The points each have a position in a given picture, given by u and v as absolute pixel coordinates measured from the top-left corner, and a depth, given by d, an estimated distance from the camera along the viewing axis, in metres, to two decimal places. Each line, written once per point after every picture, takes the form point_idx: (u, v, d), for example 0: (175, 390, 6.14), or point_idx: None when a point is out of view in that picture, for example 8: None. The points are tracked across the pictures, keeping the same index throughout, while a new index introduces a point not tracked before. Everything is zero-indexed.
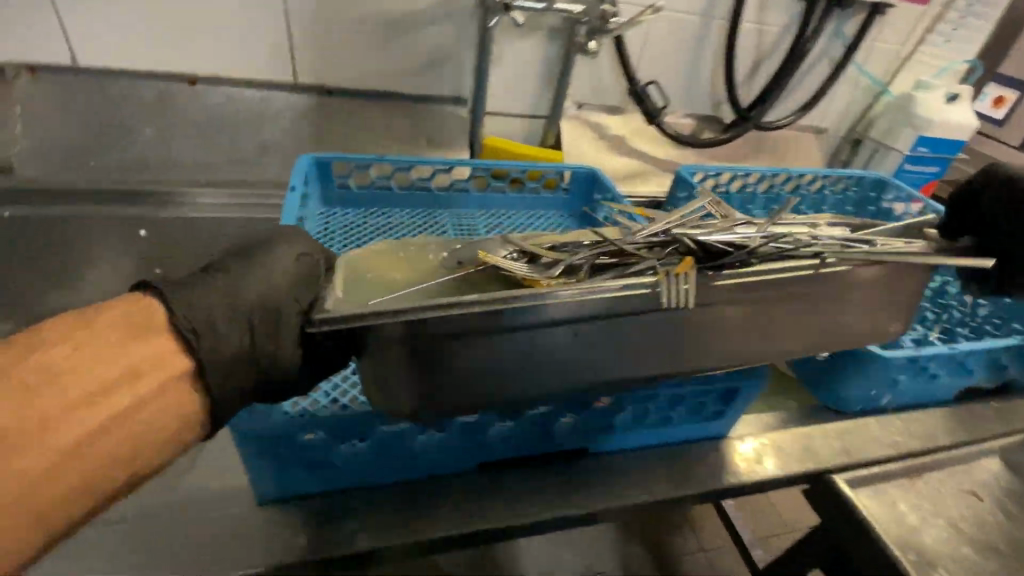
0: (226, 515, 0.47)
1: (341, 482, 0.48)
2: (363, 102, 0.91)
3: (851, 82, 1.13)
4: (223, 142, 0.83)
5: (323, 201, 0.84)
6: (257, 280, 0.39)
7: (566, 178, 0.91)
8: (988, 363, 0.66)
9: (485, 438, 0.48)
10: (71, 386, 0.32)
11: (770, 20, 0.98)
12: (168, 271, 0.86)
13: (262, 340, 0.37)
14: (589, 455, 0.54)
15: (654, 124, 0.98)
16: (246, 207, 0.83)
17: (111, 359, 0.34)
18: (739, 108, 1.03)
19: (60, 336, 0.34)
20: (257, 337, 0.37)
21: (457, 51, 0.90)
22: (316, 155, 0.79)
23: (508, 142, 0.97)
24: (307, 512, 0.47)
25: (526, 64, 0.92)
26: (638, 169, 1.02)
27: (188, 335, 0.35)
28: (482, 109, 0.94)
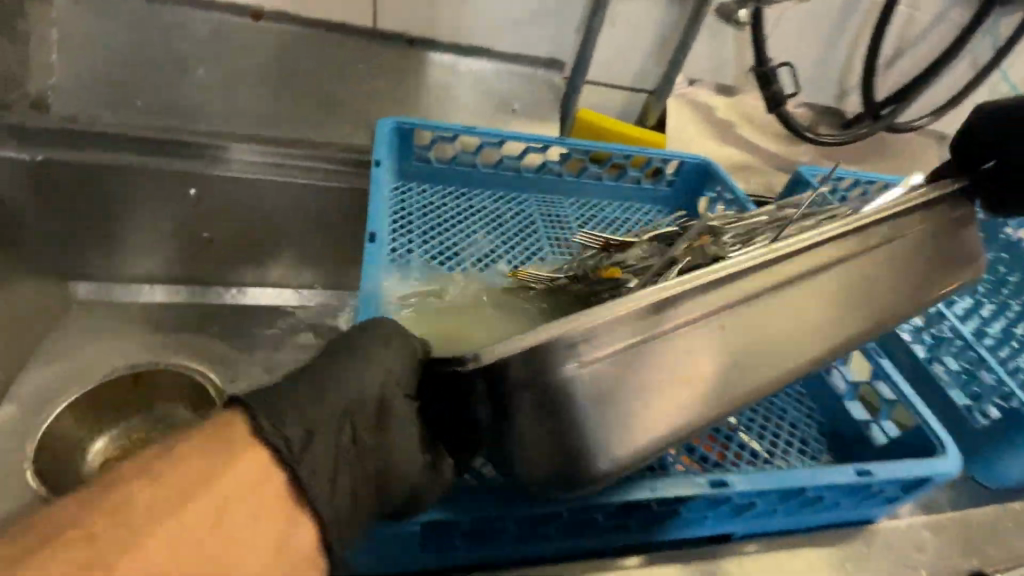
0: None
1: (450, 552, 0.40)
2: (452, 57, 0.80)
3: (994, 86, 0.98)
4: (292, 94, 0.72)
5: (398, 173, 0.73)
6: (344, 378, 0.34)
7: (670, 167, 0.80)
8: None
9: (631, 525, 0.40)
10: (169, 524, 0.28)
11: (923, 5, 0.84)
12: (215, 235, 0.76)
13: (365, 436, 0.33)
14: (735, 537, 0.44)
15: (772, 113, 0.84)
16: (309, 171, 0.72)
17: (203, 487, 0.29)
18: (871, 103, 0.88)
19: (135, 473, 0.29)
20: (359, 430, 0.33)
21: (563, 6, 0.76)
22: (396, 120, 0.69)
23: (605, 118, 0.84)
24: None
25: (638, 28, 0.79)
26: (743, 164, 0.88)
27: (283, 449, 0.30)
28: (583, 77, 0.80)
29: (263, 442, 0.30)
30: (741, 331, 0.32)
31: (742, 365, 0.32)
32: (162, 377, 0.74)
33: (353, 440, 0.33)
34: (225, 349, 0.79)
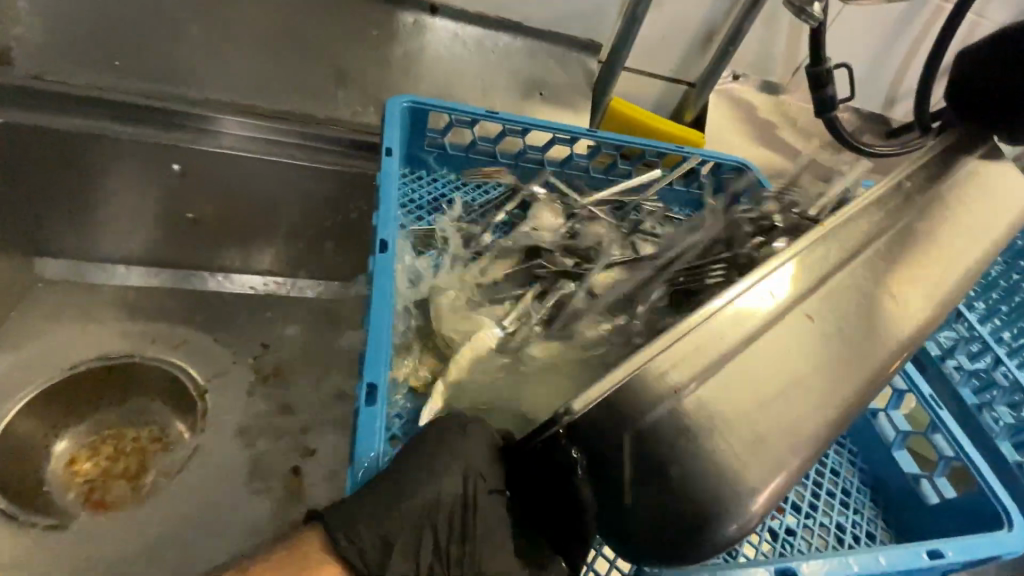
0: None
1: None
2: (474, 31, 0.71)
3: None
4: (293, 62, 0.64)
5: (407, 161, 0.62)
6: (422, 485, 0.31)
7: (705, 168, 0.70)
8: None
9: None
10: None
11: (994, 11, 0.76)
12: (202, 215, 0.68)
13: (451, 545, 0.31)
14: None
15: (822, 118, 0.77)
16: (309, 151, 0.64)
17: None
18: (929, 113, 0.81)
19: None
20: (442, 544, 0.31)
21: None
22: (411, 97, 0.57)
23: (638, 110, 0.76)
24: None
25: (687, 13, 0.71)
26: (783, 170, 0.81)
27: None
28: (622, 63, 0.72)
29: (337, 561, 0.30)
30: (786, 361, 0.31)
31: (818, 364, 0.32)
32: (149, 374, 0.68)
33: (438, 554, 0.31)
34: (208, 341, 0.72)
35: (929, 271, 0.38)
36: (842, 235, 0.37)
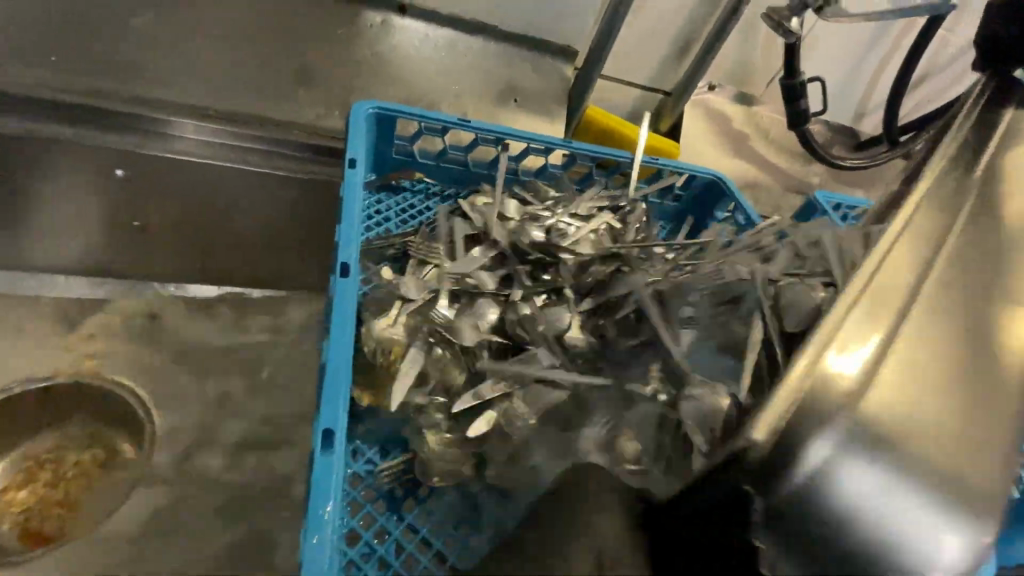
0: None
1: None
2: (445, 34, 0.68)
3: None
4: (250, 62, 0.61)
5: (372, 171, 0.58)
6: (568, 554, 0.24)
7: (681, 180, 0.70)
8: None
9: None
10: None
11: (963, 28, 0.77)
12: (150, 223, 0.64)
13: None
14: None
15: (797, 131, 0.77)
16: (268, 157, 0.60)
17: None
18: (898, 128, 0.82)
19: None
20: None
21: None
22: (378, 103, 0.54)
23: (613, 119, 0.74)
24: None
25: (663, 22, 0.69)
26: (757, 181, 0.81)
27: None
28: (599, 70, 0.70)
29: None
30: (939, 382, 0.24)
31: (983, 372, 0.25)
32: (92, 394, 0.64)
33: None
34: (157, 357, 0.67)
35: None
36: (912, 247, 0.27)
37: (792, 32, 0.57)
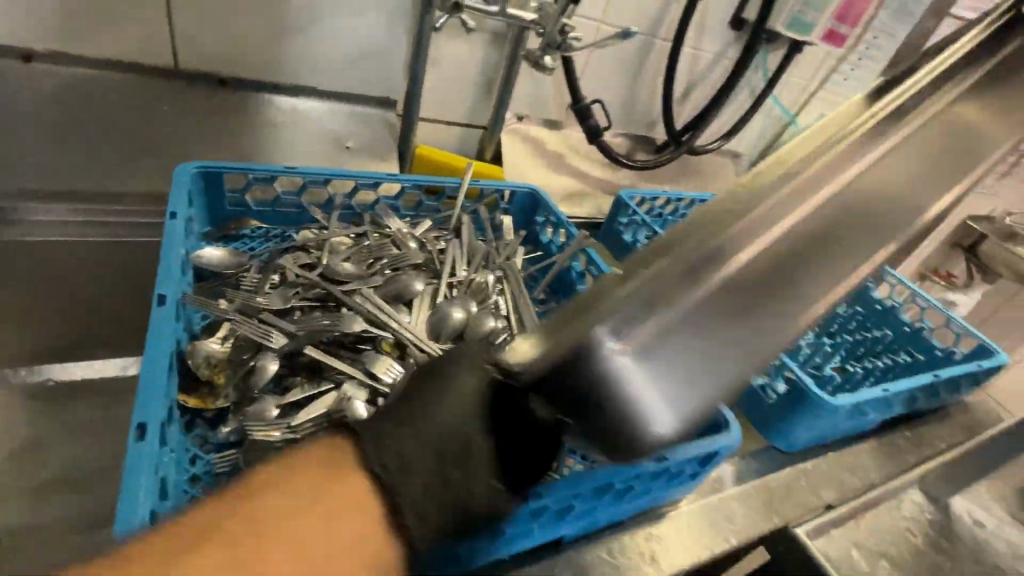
0: None
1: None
2: (271, 97, 0.77)
3: (765, 113, 1.19)
4: (80, 143, 0.65)
5: (210, 225, 0.64)
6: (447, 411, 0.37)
7: (505, 197, 0.82)
8: (909, 400, 0.70)
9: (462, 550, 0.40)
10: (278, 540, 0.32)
11: (703, 48, 0.99)
12: None
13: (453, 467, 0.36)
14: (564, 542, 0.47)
15: (596, 144, 0.94)
16: (107, 226, 0.64)
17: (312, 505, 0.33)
18: (674, 132, 1.02)
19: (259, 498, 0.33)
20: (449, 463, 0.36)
21: (384, 46, 0.78)
22: (203, 162, 0.61)
23: (439, 153, 0.86)
24: None
25: (463, 69, 0.83)
26: (575, 188, 0.97)
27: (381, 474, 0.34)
28: (417, 113, 0.82)
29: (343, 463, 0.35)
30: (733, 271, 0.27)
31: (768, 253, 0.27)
32: None
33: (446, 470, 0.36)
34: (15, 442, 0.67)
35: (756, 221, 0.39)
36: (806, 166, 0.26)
37: (547, 66, 0.73)
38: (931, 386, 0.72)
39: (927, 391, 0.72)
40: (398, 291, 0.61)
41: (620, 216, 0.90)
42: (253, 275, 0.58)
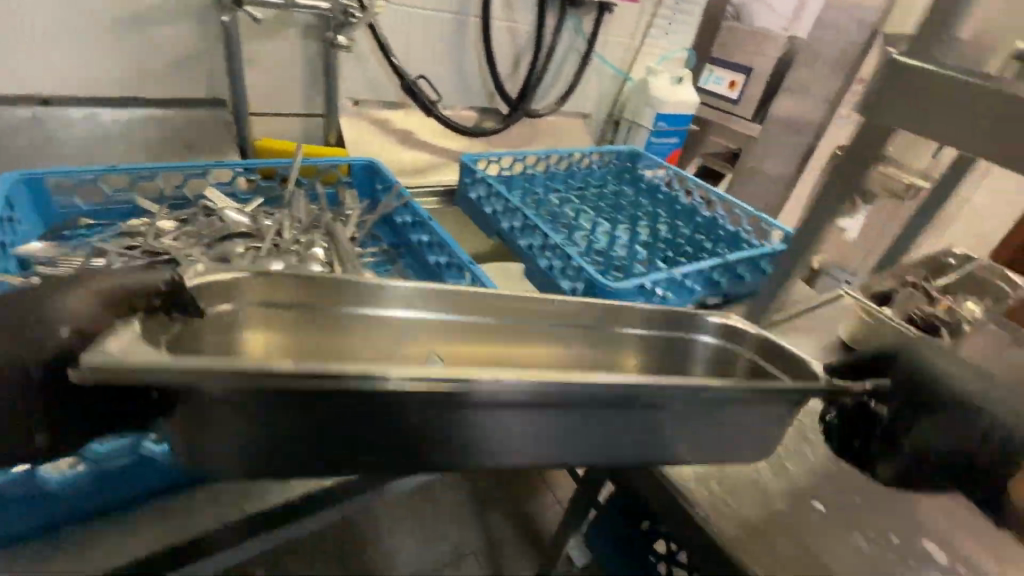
0: None
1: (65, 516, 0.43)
2: (97, 110, 0.82)
3: (599, 72, 1.33)
4: None
5: (42, 228, 0.70)
6: None
7: (343, 171, 0.90)
8: (702, 282, 0.83)
9: None
10: None
11: (517, 19, 1.10)
12: None
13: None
14: None
15: (433, 117, 1.04)
16: None
17: None
18: (507, 98, 1.14)
19: None
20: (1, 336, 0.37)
21: (201, 51, 0.86)
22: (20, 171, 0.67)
23: (277, 142, 0.93)
24: None
25: (285, 64, 0.92)
26: (424, 160, 1.07)
27: None
28: (245, 109, 0.89)
29: None
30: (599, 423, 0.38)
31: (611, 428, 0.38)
32: None
33: None
34: None
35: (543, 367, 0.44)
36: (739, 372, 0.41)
37: (341, 43, 0.82)
38: (725, 268, 0.85)
39: (722, 273, 0.85)
40: (223, 253, 0.68)
41: (467, 180, 1.02)
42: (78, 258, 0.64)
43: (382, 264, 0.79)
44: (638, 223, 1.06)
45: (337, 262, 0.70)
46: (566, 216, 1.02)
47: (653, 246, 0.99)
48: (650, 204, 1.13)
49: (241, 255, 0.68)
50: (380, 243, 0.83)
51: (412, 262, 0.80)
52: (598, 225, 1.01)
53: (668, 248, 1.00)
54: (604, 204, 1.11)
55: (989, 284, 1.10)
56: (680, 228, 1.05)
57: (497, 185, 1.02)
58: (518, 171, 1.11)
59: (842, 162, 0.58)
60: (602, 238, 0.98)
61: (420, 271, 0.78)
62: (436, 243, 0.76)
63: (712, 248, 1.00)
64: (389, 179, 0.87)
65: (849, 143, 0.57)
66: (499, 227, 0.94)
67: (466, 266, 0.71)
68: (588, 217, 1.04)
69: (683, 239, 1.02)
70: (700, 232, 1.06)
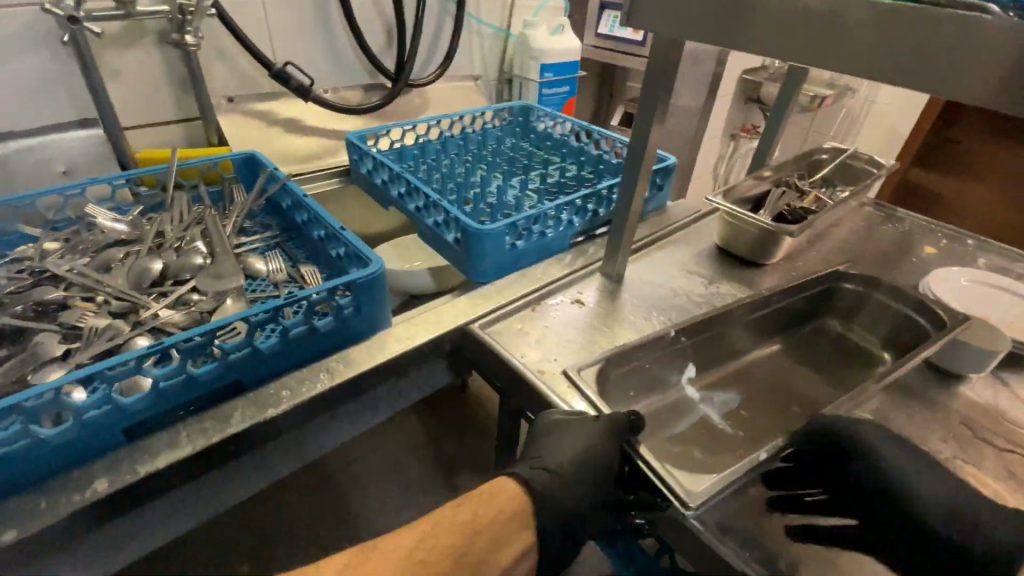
0: None
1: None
2: None
3: (478, 34, 1.36)
4: None
5: None
6: None
7: (226, 168, 0.93)
8: (574, 213, 0.90)
9: (129, 402, 0.52)
10: None
11: None
12: None
13: None
14: (248, 384, 0.61)
15: (310, 100, 1.06)
16: None
17: None
18: (387, 72, 1.17)
19: None
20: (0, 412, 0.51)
21: (57, 73, 0.85)
22: None
23: (157, 152, 0.95)
24: None
25: (148, 72, 0.93)
26: (315, 146, 1.10)
27: None
28: (117, 124, 0.90)
29: None
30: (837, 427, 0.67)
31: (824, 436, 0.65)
32: None
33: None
34: None
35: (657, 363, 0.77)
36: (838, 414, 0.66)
37: (191, 42, 0.88)
38: (599, 197, 0.92)
39: (596, 202, 0.91)
40: (105, 261, 0.72)
41: (357, 157, 1.03)
42: None
43: (268, 246, 0.83)
44: (528, 174, 1.10)
45: (216, 253, 0.75)
46: (459, 175, 1.06)
47: (541, 190, 1.05)
48: (542, 152, 1.18)
49: (129, 261, 0.72)
50: (269, 228, 0.87)
51: (299, 241, 0.85)
52: (490, 180, 1.05)
53: (556, 189, 1.06)
54: (500, 159, 1.15)
55: (858, 170, 1.20)
56: (567, 169, 1.12)
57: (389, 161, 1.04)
58: (411, 142, 1.13)
59: (649, 73, 0.66)
60: (492, 192, 1.02)
61: (308, 248, 0.83)
62: (315, 218, 0.81)
63: (594, 180, 1.07)
64: (267, 167, 0.90)
65: (649, 59, 0.65)
66: (390, 196, 0.97)
67: (339, 231, 0.75)
68: (480, 175, 1.07)
69: (569, 178, 1.09)
70: (585, 170, 1.12)
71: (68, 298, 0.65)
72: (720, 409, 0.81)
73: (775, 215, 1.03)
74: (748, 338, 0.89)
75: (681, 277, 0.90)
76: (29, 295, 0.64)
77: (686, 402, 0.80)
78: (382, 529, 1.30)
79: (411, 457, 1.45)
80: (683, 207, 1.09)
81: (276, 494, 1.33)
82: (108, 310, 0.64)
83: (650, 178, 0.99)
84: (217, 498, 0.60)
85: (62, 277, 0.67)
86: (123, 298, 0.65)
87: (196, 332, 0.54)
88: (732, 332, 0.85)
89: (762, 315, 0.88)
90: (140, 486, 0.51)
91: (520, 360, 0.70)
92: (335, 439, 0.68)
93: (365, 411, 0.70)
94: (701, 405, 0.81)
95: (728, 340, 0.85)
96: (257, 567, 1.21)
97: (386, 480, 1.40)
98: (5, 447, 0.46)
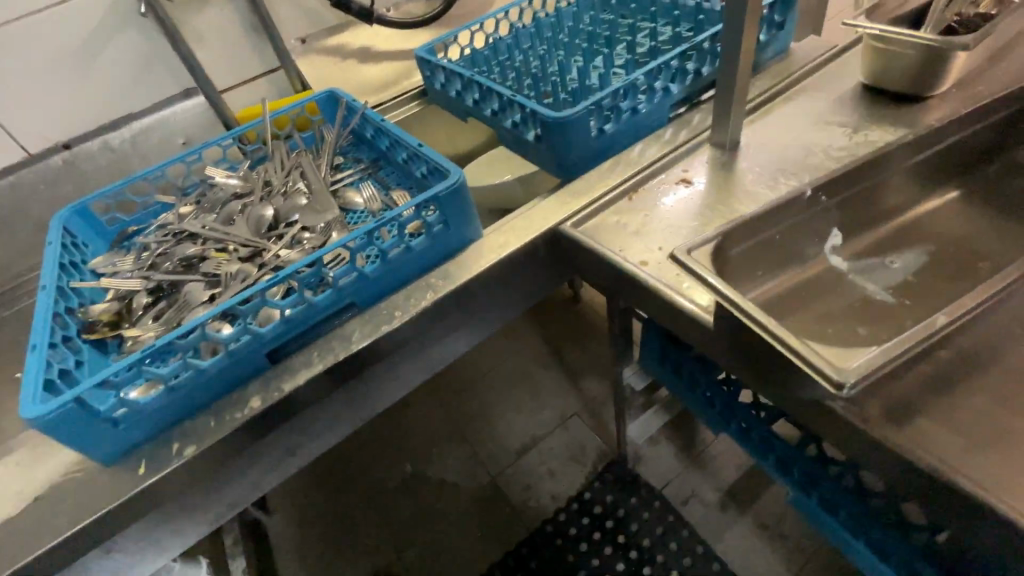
0: (95, 484, 0.55)
1: (162, 426, 0.57)
2: (104, 137, 0.92)
3: None
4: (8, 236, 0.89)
5: (105, 247, 0.83)
6: None
7: (312, 109, 0.96)
8: (670, 79, 0.77)
9: (264, 332, 0.59)
10: None
11: None
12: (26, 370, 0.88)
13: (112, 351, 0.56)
14: (361, 308, 0.65)
15: (375, 22, 1.03)
16: None
17: None
18: None
19: None
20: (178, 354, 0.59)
21: (153, 49, 0.92)
22: (68, 205, 0.79)
23: (252, 108, 1.00)
24: (138, 456, 0.56)
25: (224, 29, 0.96)
26: (386, 71, 1.07)
27: None
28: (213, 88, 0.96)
29: None
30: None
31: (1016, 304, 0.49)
32: None
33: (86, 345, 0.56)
34: None
35: (800, 238, 0.61)
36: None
37: None
38: (699, 52, 0.78)
39: (695, 59, 0.78)
40: (228, 215, 0.79)
41: (428, 73, 0.98)
42: (128, 257, 0.76)
43: (362, 178, 0.84)
44: (613, 50, 0.96)
45: (316, 192, 0.78)
46: (534, 69, 0.96)
47: (629, 64, 0.92)
48: (627, 19, 1.02)
49: (247, 211, 0.78)
50: (361, 160, 0.88)
51: (387, 169, 0.85)
52: (569, 67, 0.94)
53: (647, 58, 0.92)
54: (579, 40, 1.02)
55: None
56: (659, 32, 0.96)
57: (460, 68, 0.97)
58: (481, 44, 1.04)
59: None
60: (574, 79, 0.92)
61: (397, 173, 0.83)
62: (396, 142, 0.80)
63: (692, 37, 0.91)
64: (347, 100, 0.90)
65: None
66: (466, 106, 0.92)
67: (419, 148, 0.74)
68: (558, 63, 0.96)
69: (663, 40, 0.94)
70: (682, 27, 0.95)
71: (207, 251, 0.73)
72: (879, 280, 0.63)
73: (942, 31, 0.80)
74: (908, 189, 0.68)
75: (811, 131, 0.75)
76: (177, 253, 0.73)
77: (832, 278, 0.63)
78: (517, 431, 1.40)
79: (535, 368, 1.50)
80: (811, 45, 0.88)
81: (420, 405, 1.49)
82: (238, 256, 0.71)
83: (763, 15, 0.81)
84: (353, 410, 0.67)
85: (197, 233, 0.76)
86: (249, 245, 0.72)
87: (305, 263, 0.58)
88: (896, 181, 0.65)
89: (938, 155, 0.67)
90: (289, 402, 0.59)
91: (620, 254, 0.65)
92: (448, 351, 0.71)
93: (474, 323, 0.72)
94: (853, 279, 0.63)
95: (880, 194, 0.66)
96: (415, 467, 1.38)
97: (514, 388, 1.48)
98: (178, 377, 0.55)
